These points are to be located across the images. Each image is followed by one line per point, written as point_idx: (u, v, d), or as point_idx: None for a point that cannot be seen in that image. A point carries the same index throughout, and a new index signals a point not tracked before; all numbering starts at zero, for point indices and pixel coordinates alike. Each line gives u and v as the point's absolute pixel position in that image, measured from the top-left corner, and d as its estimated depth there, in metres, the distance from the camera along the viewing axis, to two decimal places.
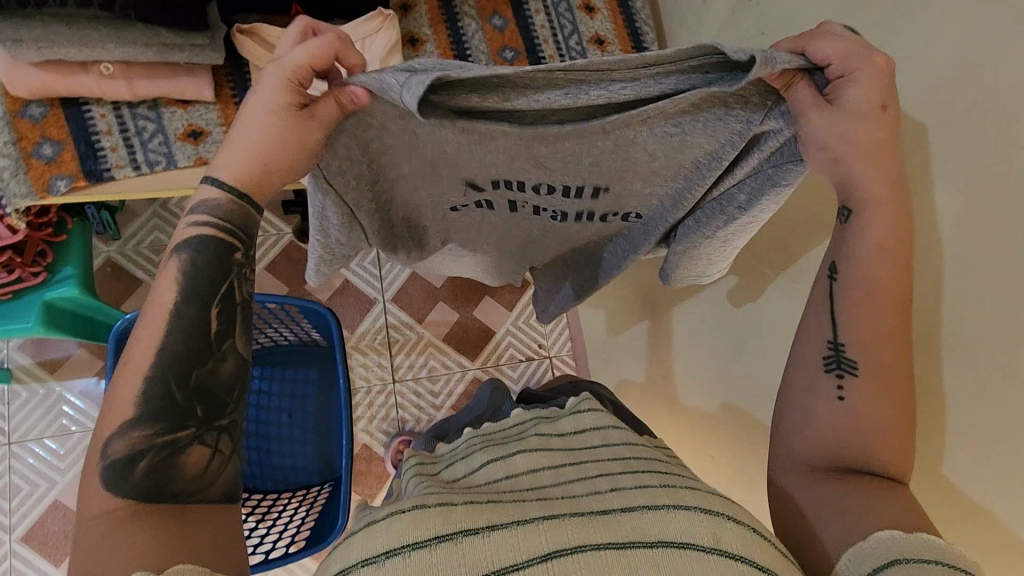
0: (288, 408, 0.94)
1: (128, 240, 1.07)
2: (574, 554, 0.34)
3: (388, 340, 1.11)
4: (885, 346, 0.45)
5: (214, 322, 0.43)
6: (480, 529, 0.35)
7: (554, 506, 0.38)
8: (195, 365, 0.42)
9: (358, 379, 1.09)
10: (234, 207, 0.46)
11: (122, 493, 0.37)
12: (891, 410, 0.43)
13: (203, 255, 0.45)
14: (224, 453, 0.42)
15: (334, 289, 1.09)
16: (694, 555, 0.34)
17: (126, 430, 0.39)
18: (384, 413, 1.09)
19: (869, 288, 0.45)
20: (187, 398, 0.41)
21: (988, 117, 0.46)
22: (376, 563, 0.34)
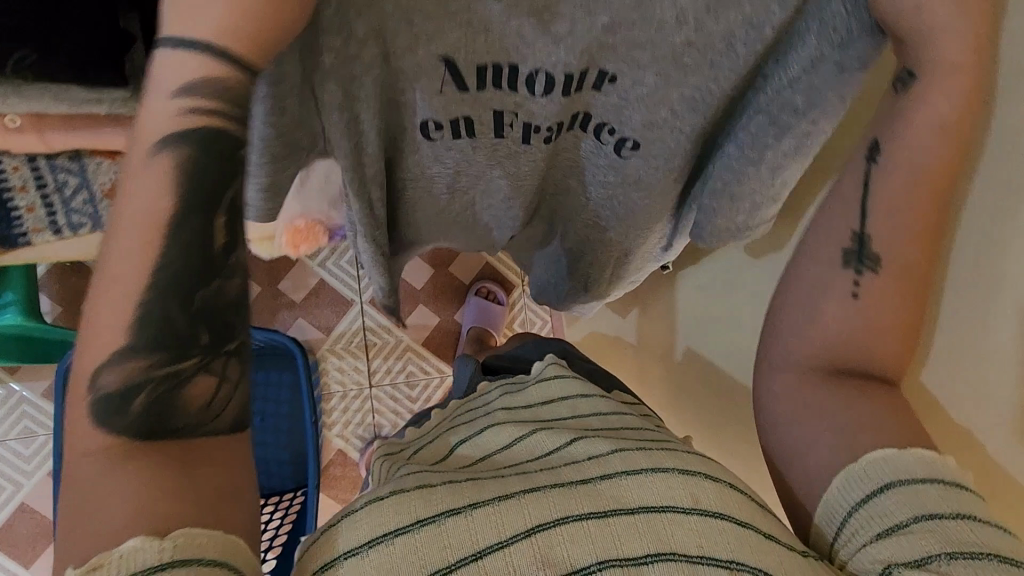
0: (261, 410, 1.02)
1: None
2: (557, 526, 0.37)
3: (365, 342, 1.19)
4: (913, 246, 0.47)
5: (215, 236, 0.36)
6: (462, 508, 0.38)
7: (531, 479, 0.41)
8: (198, 286, 0.36)
9: (335, 384, 1.18)
10: (236, 90, 0.35)
11: (118, 428, 0.34)
12: (902, 307, 0.47)
13: (191, 158, 0.35)
14: (233, 380, 0.38)
15: (309, 290, 1.18)
16: (677, 517, 0.38)
17: (115, 360, 0.34)
18: (360, 418, 1.18)
19: (914, 174, 0.46)
20: (189, 322, 0.36)
21: None
22: (360, 553, 0.36)
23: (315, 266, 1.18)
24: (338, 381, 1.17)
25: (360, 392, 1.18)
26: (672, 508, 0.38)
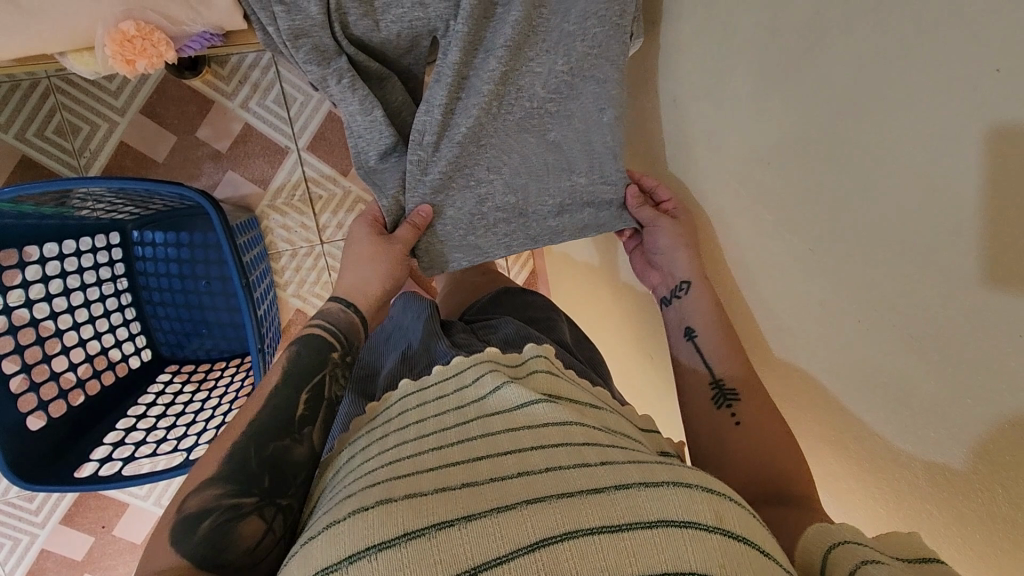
0: (168, 282, 1.17)
1: (28, 125, 1.09)
2: (564, 541, 0.37)
3: (309, 195, 1.23)
4: (756, 388, 0.65)
5: (200, 550, 0.48)
6: (456, 522, 0.39)
7: (543, 483, 0.42)
8: (217, 557, 0.48)
9: (282, 243, 1.24)
10: (218, 508, 0.50)
11: (184, 548, 0.48)
12: (748, 392, 0.64)
13: (187, 537, 0.49)
14: (275, 532, 0.51)
15: (234, 137, 1.17)
16: (699, 533, 0.38)
17: (201, 489, 0.52)
18: (314, 275, 1.27)
19: (747, 379, 0.65)
20: (204, 559, 0.48)
21: None
22: (400, 544, 0.38)
23: (236, 109, 1.16)
24: (285, 240, 1.24)
25: (305, 249, 1.26)
26: (667, 522, 0.38)
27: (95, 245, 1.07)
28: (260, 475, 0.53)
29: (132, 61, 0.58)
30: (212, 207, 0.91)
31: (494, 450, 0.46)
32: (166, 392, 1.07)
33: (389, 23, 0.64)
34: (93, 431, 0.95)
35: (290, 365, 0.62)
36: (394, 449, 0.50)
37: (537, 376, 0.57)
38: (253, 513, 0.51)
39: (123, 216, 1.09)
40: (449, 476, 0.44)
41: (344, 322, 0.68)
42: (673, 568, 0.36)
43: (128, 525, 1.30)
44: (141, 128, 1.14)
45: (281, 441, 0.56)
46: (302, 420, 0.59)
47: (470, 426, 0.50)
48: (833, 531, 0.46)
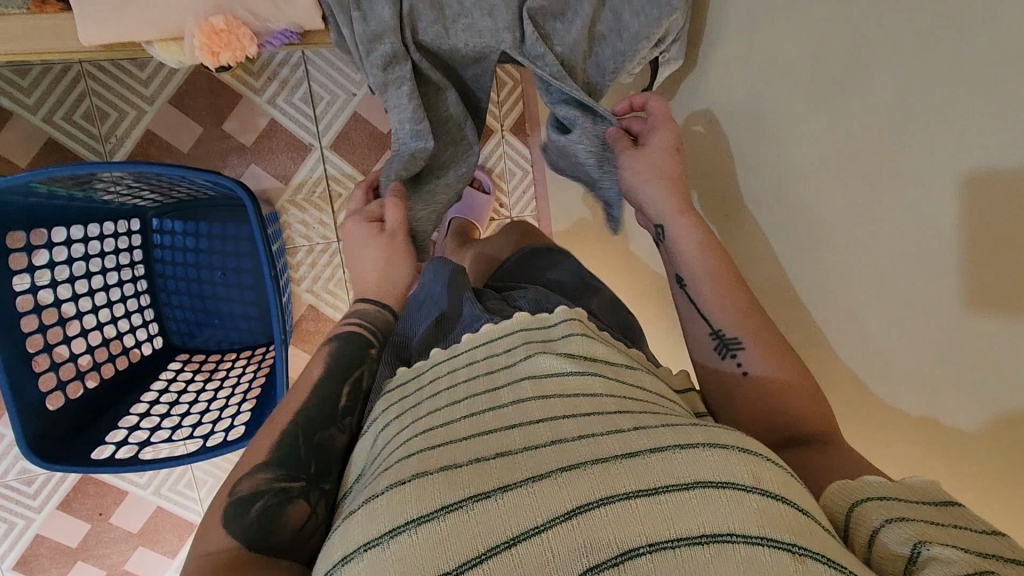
0: (185, 270, 1.17)
1: (57, 108, 1.10)
2: (598, 507, 0.39)
3: (328, 191, 1.24)
4: (757, 321, 0.62)
5: (250, 529, 0.50)
6: (490, 493, 0.41)
7: (577, 451, 0.43)
8: (267, 537, 0.50)
9: (299, 238, 1.26)
10: (265, 492, 0.52)
11: (236, 527, 0.50)
12: (757, 329, 0.62)
13: (235, 519, 0.51)
14: (321, 514, 0.53)
15: (259, 132, 1.19)
16: (733, 493, 0.39)
17: (253, 475, 0.54)
18: (328, 271, 1.29)
19: (763, 332, 0.62)
20: (255, 538, 0.50)
21: None
22: (437, 518, 0.40)
23: (264, 104, 1.18)
24: (303, 236, 1.25)
25: (322, 246, 1.27)
26: (702, 483, 0.40)
27: (117, 230, 1.07)
28: (304, 464, 0.55)
29: (218, 57, 0.60)
30: (248, 198, 0.92)
31: (526, 418, 0.48)
32: (177, 381, 1.07)
33: (459, 32, 0.66)
34: (107, 415, 0.95)
35: (333, 358, 0.64)
36: (427, 417, 0.52)
37: (573, 341, 0.57)
38: (299, 497, 0.53)
39: (145, 203, 1.10)
40: (482, 446, 0.46)
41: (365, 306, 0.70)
42: (710, 530, 0.38)
43: (125, 514, 1.30)
44: (168, 117, 1.15)
45: (325, 429, 0.58)
46: (344, 409, 0.61)
47: (500, 394, 0.52)
48: (863, 484, 0.46)
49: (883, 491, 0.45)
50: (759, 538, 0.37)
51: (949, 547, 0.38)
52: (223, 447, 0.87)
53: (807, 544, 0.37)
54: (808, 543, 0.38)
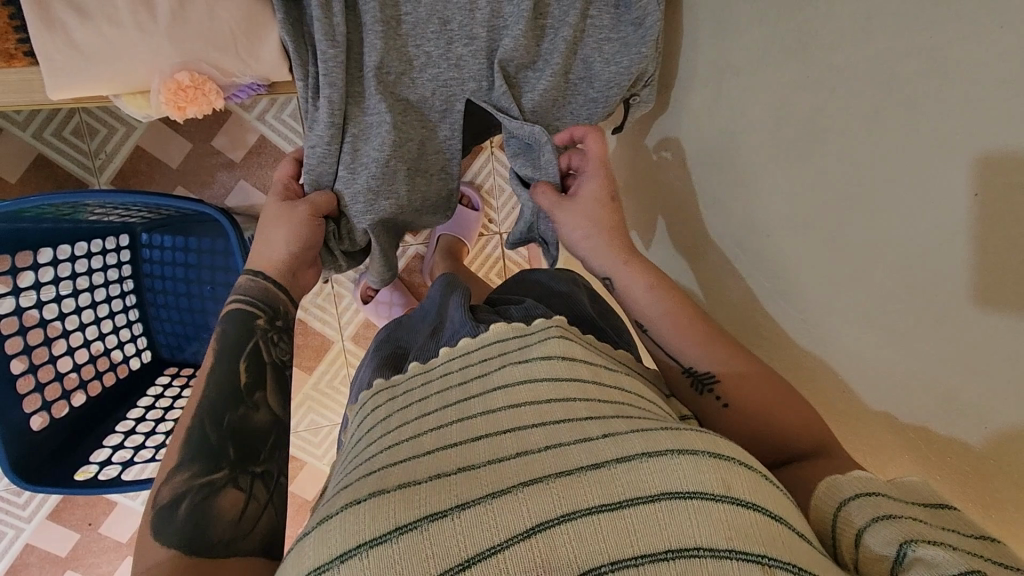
0: (170, 283, 1.17)
1: (47, 123, 1.10)
2: (559, 525, 0.31)
3: None
4: (738, 359, 0.56)
5: (182, 535, 0.45)
6: (447, 511, 0.32)
7: (537, 464, 0.35)
8: (203, 540, 0.45)
9: None
10: (189, 490, 0.48)
11: (165, 535, 0.45)
12: (728, 356, 0.56)
13: (162, 529, 0.45)
14: (257, 500, 0.49)
15: (248, 148, 1.19)
16: (706, 505, 0.31)
17: (171, 479, 0.48)
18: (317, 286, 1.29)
19: (737, 374, 0.55)
20: (190, 538, 0.45)
21: None
22: (389, 541, 0.31)
23: (253, 121, 1.18)
24: None
25: None
26: (672, 494, 0.32)
27: (104, 247, 1.08)
28: (223, 450, 0.51)
29: (184, 111, 0.57)
30: (228, 222, 0.92)
31: (494, 430, 0.39)
32: (164, 396, 1.06)
33: (424, 81, 0.66)
34: (94, 434, 0.97)
35: (220, 342, 0.59)
36: (391, 432, 0.44)
37: (548, 342, 0.47)
38: (227, 487, 0.49)
39: (132, 220, 1.10)
40: (440, 460, 0.37)
41: (257, 286, 0.63)
42: (676, 546, 0.30)
43: (114, 524, 1.31)
44: (158, 133, 1.15)
45: (235, 411, 0.54)
46: (249, 386, 0.57)
47: (469, 404, 0.43)
48: (844, 484, 0.41)
49: (873, 489, 0.39)
50: (728, 551, 0.30)
51: (933, 546, 0.32)
52: None
53: (778, 554, 0.30)
54: (778, 550, 0.30)
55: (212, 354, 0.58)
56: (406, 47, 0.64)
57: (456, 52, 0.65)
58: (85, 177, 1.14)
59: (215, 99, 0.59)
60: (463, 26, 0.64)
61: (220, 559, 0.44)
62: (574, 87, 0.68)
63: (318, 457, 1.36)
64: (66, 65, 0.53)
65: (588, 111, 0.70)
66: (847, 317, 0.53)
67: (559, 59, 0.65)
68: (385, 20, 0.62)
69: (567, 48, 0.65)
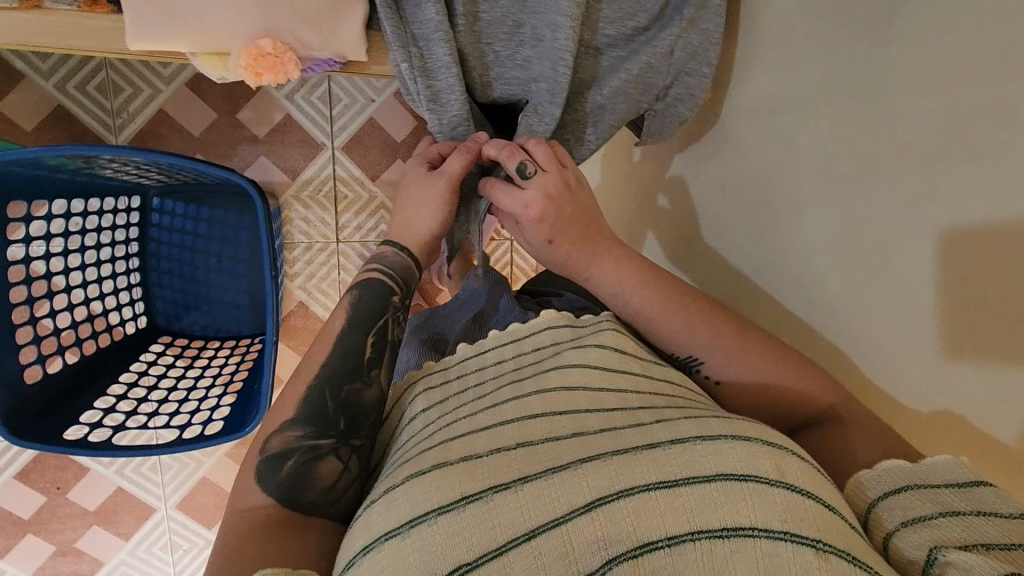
0: (180, 251, 1.16)
1: (72, 76, 1.09)
2: (617, 500, 0.34)
3: (334, 193, 1.24)
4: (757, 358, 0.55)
5: (283, 490, 0.47)
6: (509, 484, 0.36)
7: (593, 444, 0.39)
8: (300, 500, 0.47)
9: (299, 234, 1.25)
10: (298, 449, 0.49)
11: (271, 484, 0.48)
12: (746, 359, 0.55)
13: (271, 478, 0.48)
14: (351, 472, 0.50)
15: (273, 125, 1.18)
16: (761, 488, 0.34)
17: (282, 432, 0.50)
18: (324, 270, 1.28)
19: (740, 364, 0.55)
20: (287, 496, 0.47)
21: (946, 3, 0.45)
22: (457, 509, 0.36)
23: (281, 99, 1.17)
24: (303, 232, 1.25)
25: (321, 245, 1.27)
26: (727, 475, 0.35)
27: (117, 207, 1.06)
28: (334, 419, 0.51)
29: (261, 79, 0.55)
30: (256, 195, 0.92)
31: (550, 410, 0.43)
32: (157, 364, 1.06)
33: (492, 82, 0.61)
34: (86, 393, 0.94)
35: (350, 308, 0.58)
36: (450, 409, 0.47)
37: (603, 333, 0.50)
38: (330, 455, 0.50)
39: (149, 183, 1.09)
40: (501, 437, 0.41)
41: (399, 261, 0.62)
42: (731, 524, 0.33)
43: (83, 490, 1.27)
44: (183, 99, 1.14)
45: (352, 385, 0.53)
46: (370, 362, 0.56)
47: (523, 385, 0.47)
48: (889, 477, 0.42)
49: (903, 482, 0.41)
50: (782, 533, 0.32)
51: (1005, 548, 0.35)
52: (198, 443, 0.87)
53: (831, 541, 0.32)
54: (831, 536, 0.33)
55: (343, 317, 0.57)
56: (481, 44, 0.59)
57: (524, 56, 0.59)
58: (104, 134, 1.13)
59: (290, 67, 0.56)
60: (534, 26, 0.58)
61: (308, 520, 0.47)
62: (650, 108, 0.63)
63: None
64: (150, 19, 0.53)
65: (660, 124, 0.65)
66: (865, 357, 0.55)
67: (637, 68, 0.58)
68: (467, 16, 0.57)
69: (649, 62, 0.58)
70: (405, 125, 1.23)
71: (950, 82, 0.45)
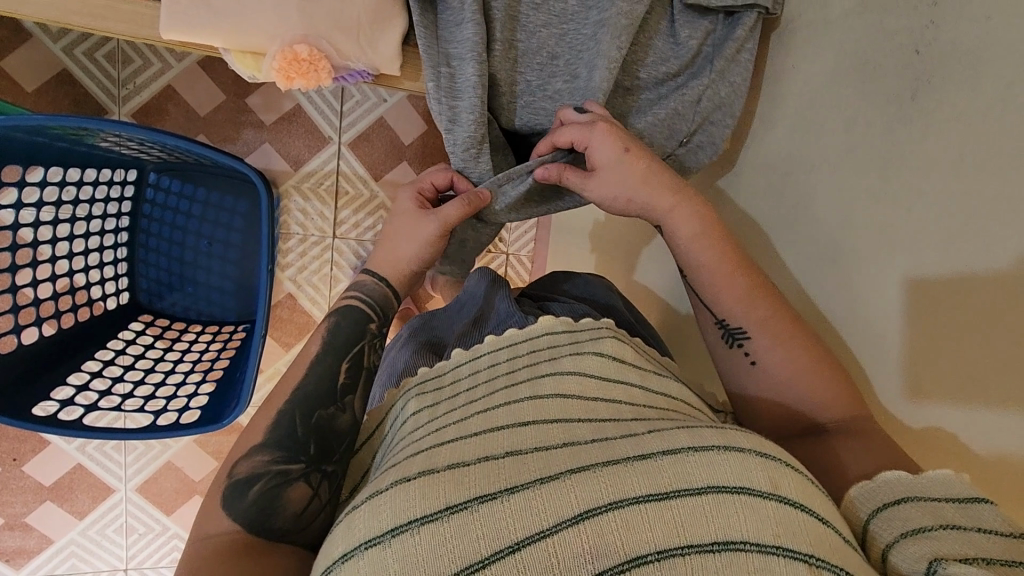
0: (169, 227, 1.13)
1: (81, 41, 1.06)
2: (609, 512, 0.32)
3: (335, 188, 1.23)
4: (795, 337, 0.53)
5: (247, 518, 0.45)
6: (497, 494, 0.33)
7: (582, 453, 0.36)
8: (264, 530, 0.45)
9: (295, 226, 1.24)
10: (264, 476, 0.47)
11: (236, 512, 0.46)
12: (794, 340, 0.52)
13: (234, 507, 0.46)
14: (322, 498, 0.48)
15: (282, 114, 1.17)
16: (752, 502, 0.32)
17: (252, 455, 0.49)
18: (316, 263, 1.26)
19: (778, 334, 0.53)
20: (253, 525, 0.45)
21: (968, 92, 0.47)
22: (441, 519, 0.33)
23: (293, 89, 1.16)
24: (300, 224, 1.23)
25: (315, 239, 1.25)
26: (718, 488, 0.33)
27: (112, 179, 1.03)
28: (305, 444, 0.50)
29: (294, 84, 0.55)
30: (261, 182, 0.91)
31: (542, 415, 0.40)
32: (137, 344, 1.03)
33: (519, 107, 0.63)
34: (60, 369, 0.91)
35: (328, 333, 0.57)
36: (437, 413, 0.45)
37: (602, 338, 0.48)
38: (300, 480, 0.48)
39: (146, 158, 1.06)
40: (491, 441, 0.38)
41: (375, 288, 0.62)
42: (722, 539, 0.31)
43: (41, 465, 1.23)
44: (192, 77, 1.12)
45: (325, 408, 0.52)
46: (344, 387, 0.55)
47: (517, 389, 0.44)
48: (882, 488, 0.40)
49: (901, 495, 0.38)
50: (773, 547, 0.31)
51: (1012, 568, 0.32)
52: (173, 431, 0.85)
53: (825, 556, 0.31)
54: (826, 551, 0.31)
55: (320, 341, 0.57)
56: (516, 73, 0.60)
57: (553, 84, 0.61)
58: (106, 103, 1.10)
59: (324, 74, 0.56)
60: (568, 54, 0.60)
61: (275, 548, 0.45)
62: (673, 153, 0.63)
63: None
64: (186, 9, 0.53)
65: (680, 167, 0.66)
66: None
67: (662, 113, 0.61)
68: (507, 42, 0.58)
69: (676, 108, 0.60)
70: (415, 129, 1.23)
71: (968, 171, 0.47)
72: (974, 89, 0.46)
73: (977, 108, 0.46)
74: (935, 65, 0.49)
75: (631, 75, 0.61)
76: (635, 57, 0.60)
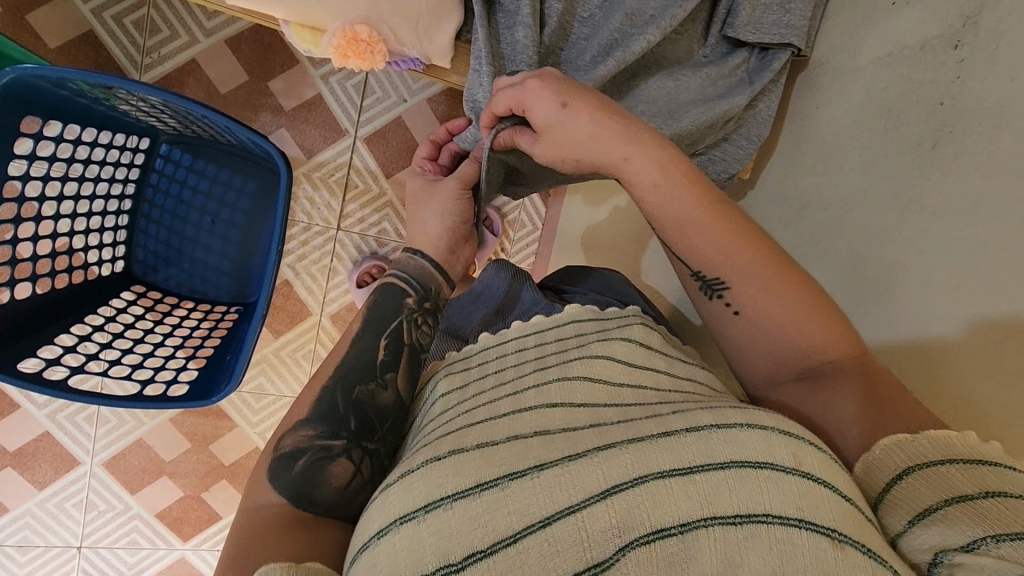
0: (174, 200, 1.12)
1: (114, 5, 1.07)
2: (635, 487, 0.34)
3: (346, 180, 1.23)
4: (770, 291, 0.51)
5: (297, 490, 0.48)
6: (528, 471, 0.36)
7: (611, 433, 0.38)
8: (311, 503, 0.47)
9: (301, 213, 1.23)
10: (312, 449, 0.50)
11: (283, 485, 0.48)
12: (773, 295, 0.51)
13: (284, 480, 0.48)
14: (364, 474, 0.50)
15: (302, 100, 1.18)
16: (776, 476, 0.34)
17: (296, 431, 0.51)
18: (317, 253, 1.26)
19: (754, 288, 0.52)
20: (301, 497, 0.47)
21: (987, 148, 0.50)
22: (472, 495, 0.35)
23: (316, 77, 1.17)
24: (306, 213, 1.23)
25: (319, 229, 1.25)
26: (742, 463, 0.34)
27: (124, 144, 1.02)
28: (346, 423, 0.52)
29: (349, 63, 0.57)
30: (280, 161, 0.91)
31: (570, 398, 0.42)
32: (127, 313, 1.01)
33: None
34: (44, 330, 0.89)
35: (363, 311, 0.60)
36: (465, 396, 0.47)
37: (631, 328, 0.50)
38: (342, 456, 0.50)
39: (161, 126, 1.05)
40: (519, 422, 0.40)
41: (415, 265, 0.63)
42: (748, 512, 0.33)
43: (8, 428, 1.19)
44: (217, 54, 1.13)
45: (365, 385, 0.54)
46: (384, 364, 0.56)
47: (545, 371, 0.46)
48: (891, 455, 0.41)
49: (909, 463, 0.39)
50: (797, 520, 0.32)
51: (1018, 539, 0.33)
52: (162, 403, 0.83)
53: (850, 533, 0.32)
54: (850, 529, 0.32)
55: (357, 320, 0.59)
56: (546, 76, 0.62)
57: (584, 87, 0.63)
58: (129, 69, 1.10)
59: (379, 59, 0.59)
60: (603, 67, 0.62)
61: (321, 523, 0.46)
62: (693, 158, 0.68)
63: (251, 424, 1.29)
64: None
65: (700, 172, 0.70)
66: None
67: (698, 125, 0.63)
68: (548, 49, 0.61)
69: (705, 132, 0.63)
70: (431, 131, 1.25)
71: (980, 223, 0.49)
72: (993, 146, 0.49)
73: (994, 164, 0.49)
74: (956, 121, 0.52)
75: (671, 96, 0.63)
76: (677, 81, 0.63)
